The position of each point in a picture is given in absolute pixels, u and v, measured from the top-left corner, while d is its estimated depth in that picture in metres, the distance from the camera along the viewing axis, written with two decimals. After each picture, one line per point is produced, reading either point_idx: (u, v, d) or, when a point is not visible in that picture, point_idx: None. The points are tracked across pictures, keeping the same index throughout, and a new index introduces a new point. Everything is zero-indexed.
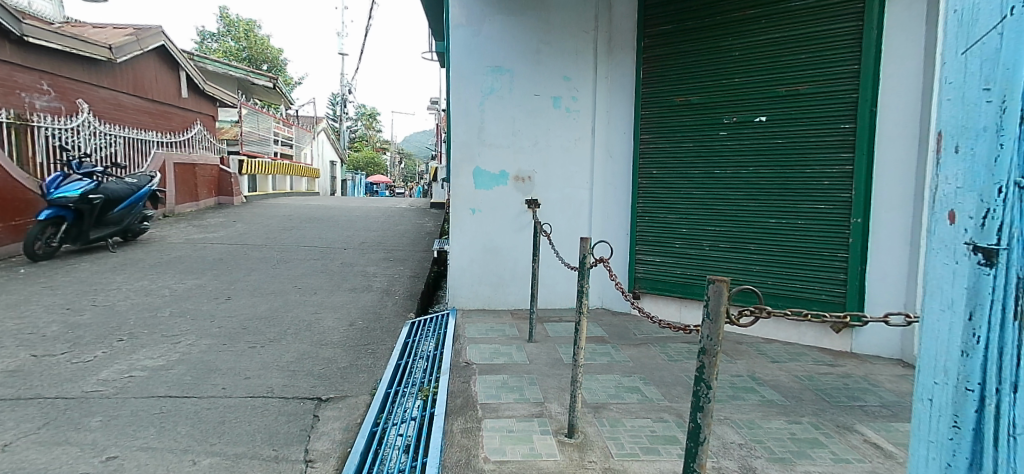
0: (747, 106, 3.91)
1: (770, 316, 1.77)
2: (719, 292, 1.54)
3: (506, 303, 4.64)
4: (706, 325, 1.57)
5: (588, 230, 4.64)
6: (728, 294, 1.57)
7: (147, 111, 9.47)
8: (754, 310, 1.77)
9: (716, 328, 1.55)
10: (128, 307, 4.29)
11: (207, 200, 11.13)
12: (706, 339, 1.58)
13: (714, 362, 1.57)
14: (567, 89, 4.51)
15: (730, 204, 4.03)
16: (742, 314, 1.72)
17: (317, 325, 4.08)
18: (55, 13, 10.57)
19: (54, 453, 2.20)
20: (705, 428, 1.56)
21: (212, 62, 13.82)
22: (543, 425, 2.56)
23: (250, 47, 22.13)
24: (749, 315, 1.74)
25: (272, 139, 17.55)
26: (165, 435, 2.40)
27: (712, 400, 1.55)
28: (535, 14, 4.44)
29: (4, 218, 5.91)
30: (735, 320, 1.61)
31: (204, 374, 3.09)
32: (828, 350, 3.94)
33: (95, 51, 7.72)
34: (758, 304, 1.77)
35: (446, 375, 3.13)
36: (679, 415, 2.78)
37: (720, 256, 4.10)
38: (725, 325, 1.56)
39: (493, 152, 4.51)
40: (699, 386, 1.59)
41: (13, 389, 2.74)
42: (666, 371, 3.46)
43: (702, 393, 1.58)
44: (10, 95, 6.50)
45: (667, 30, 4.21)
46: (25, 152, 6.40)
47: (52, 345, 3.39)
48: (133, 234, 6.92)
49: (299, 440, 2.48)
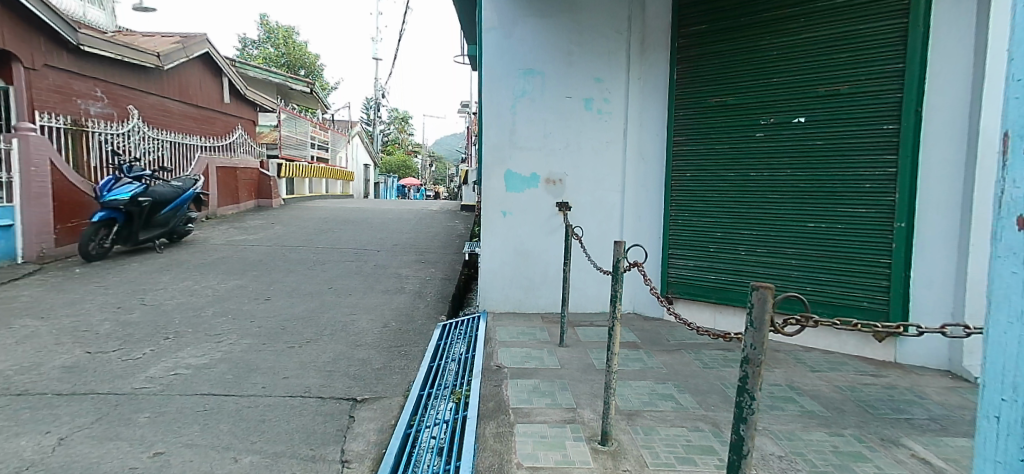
0: (785, 107, 3.79)
1: (818, 326, 1.68)
2: (763, 299, 1.49)
3: (537, 306, 4.62)
4: (750, 333, 1.52)
5: (620, 234, 4.60)
6: (774, 302, 1.51)
7: (191, 116, 9.80)
8: (800, 319, 1.70)
9: (761, 337, 1.49)
10: (174, 306, 4.43)
11: (248, 203, 11.41)
12: (750, 349, 1.52)
13: (759, 372, 1.51)
14: (598, 91, 4.48)
15: (766, 208, 3.93)
16: (786, 323, 1.66)
17: (352, 326, 4.14)
18: (108, 21, 11.04)
19: (106, 448, 2.27)
20: (749, 441, 1.51)
21: (252, 69, 14.20)
22: (577, 432, 2.53)
23: (289, 53, 22.72)
24: (795, 325, 1.67)
25: (309, 142, 17.95)
26: (207, 432, 2.46)
27: (756, 411, 1.50)
28: (567, 15, 4.42)
29: (61, 219, 6.17)
30: (779, 329, 1.55)
31: (245, 373, 3.16)
32: (870, 360, 3.79)
33: (144, 59, 8.04)
34: (804, 313, 1.69)
35: (478, 379, 3.12)
36: (715, 424, 2.71)
37: (757, 260, 3.99)
38: (771, 334, 1.51)
39: (524, 155, 4.50)
40: (742, 396, 1.55)
41: (69, 385, 2.85)
42: (700, 379, 3.38)
43: (746, 404, 1.53)
44: (66, 103, 6.86)
45: (701, 30, 4.14)
46: (80, 157, 6.69)
47: (105, 342, 3.52)
48: (179, 235, 7.13)
49: (336, 440, 2.51)
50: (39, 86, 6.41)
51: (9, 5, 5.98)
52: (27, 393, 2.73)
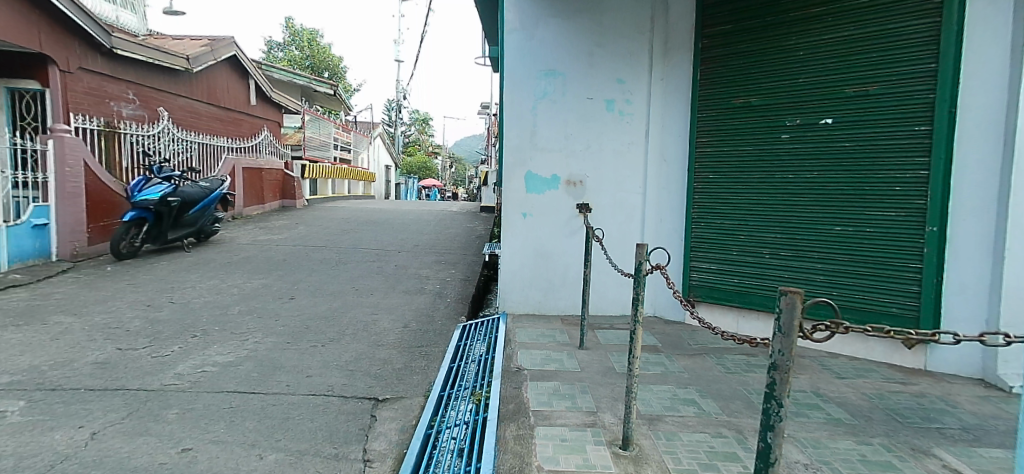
0: (812, 107, 3.72)
1: (846, 332, 1.62)
2: (792, 304, 1.45)
3: (557, 308, 4.59)
4: (778, 339, 1.48)
5: (641, 236, 4.56)
6: (803, 307, 1.47)
7: (219, 118, 10.01)
8: (828, 325, 1.64)
9: (789, 343, 1.45)
10: (201, 304, 4.52)
11: (272, 203, 11.59)
12: (778, 355, 1.49)
13: (787, 378, 1.47)
14: (620, 92, 4.44)
15: (791, 210, 3.85)
16: (815, 329, 1.62)
17: (374, 326, 4.17)
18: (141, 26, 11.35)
19: (136, 443, 2.31)
20: (776, 448, 1.47)
21: (277, 71, 14.45)
22: (597, 436, 2.51)
23: (313, 56, 23.05)
24: (825, 331, 1.61)
25: (332, 144, 18.16)
26: (233, 429, 2.49)
27: (783, 418, 1.47)
28: (589, 16, 4.39)
29: (93, 219, 6.34)
30: (808, 335, 1.50)
31: (269, 371, 3.20)
32: (898, 367, 3.69)
33: (174, 61, 8.24)
34: (835, 319, 1.63)
35: (498, 380, 3.11)
36: (739, 431, 2.66)
37: (782, 263, 3.91)
38: (799, 340, 1.47)
39: (546, 157, 4.49)
40: (770, 403, 1.51)
41: (101, 381, 2.92)
42: (723, 384, 3.32)
43: (773, 411, 1.49)
44: (100, 105, 7.06)
45: (725, 31, 4.08)
46: (112, 158, 6.88)
47: (135, 339, 3.60)
48: (207, 234, 7.27)
49: (358, 439, 2.53)
50: (74, 89, 6.61)
51: (48, 10, 6.19)
52: (61, 388, 2.80)
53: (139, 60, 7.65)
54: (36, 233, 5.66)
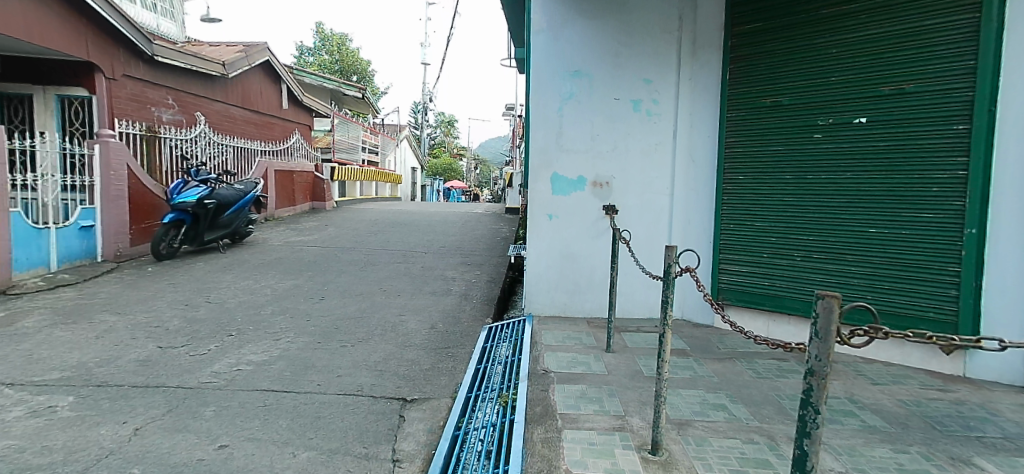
0: (846, 106, 3.61)
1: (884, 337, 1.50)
2: (830, 308, 1.40)
3: (583, 311, 4.56)
4: (814, 344, 1.44)
5: (668, 238, 4.50)
6: (841, 311, 1.43)
7: (252, 122, 10.26)
8: (867, 329, 1.52)
9: (826, 348, 1.41)
10: (236, 304, 4.62)
11: (303, 205, 11.81)
12: (814, 360, 1.44)
13: (824, 384, 1.43)
14: (647, 92, 4.40)
15: (824, 212, 3.75)
16: (852, 334, 1.52)
17: (402, 326, 4.21)
18: (179, 33, 11.73)
19: (176, 439, 2.37)
20: (813, 456, 1.43)
21: (308, 75, 14.75)
22: (626, 440, 2.48)
23: (343, 60, 23.45)
24: (861, 336, 1.51)
25: (361, 146, 18.42)
26: (267, 427, 2.54)
27: (821, 426, 1.42)
28: (615, 16, 4.36)
29: (135, 221, 6.54)
30: (848, 340, 1.44)
31: (302, 370, 3.26)
32: (936, 374, 3.56)
33: (210, 67, 8.46)
34: (874, 324, 1.51)
35: (525, 382, 3.10)
36: (771, 437, 2.60)
37: (814, 266, 3.81)
38: (837, 345, 1.42)
39: (572, 158, 4.47)
40: (806, 410, 1.47)
41: (142, 378, 3.02)
42: (754, 389, 3.26)
43: (810, 418, 1.45)
44: (142, 110, 7.31)
45: (755, 29, 4.01)
46: (153, 162, 7.11)
47: (174, 338, 3.71)
48: (241, 236, 7.44)
49: (387, 439, 2.55)
50: (119, 95, 6.88)
51: (93, 20, 6.44)
52: (106, 385, 2.90)
53: (178, 67, 7.90)
54: (82, 235, 5.86)
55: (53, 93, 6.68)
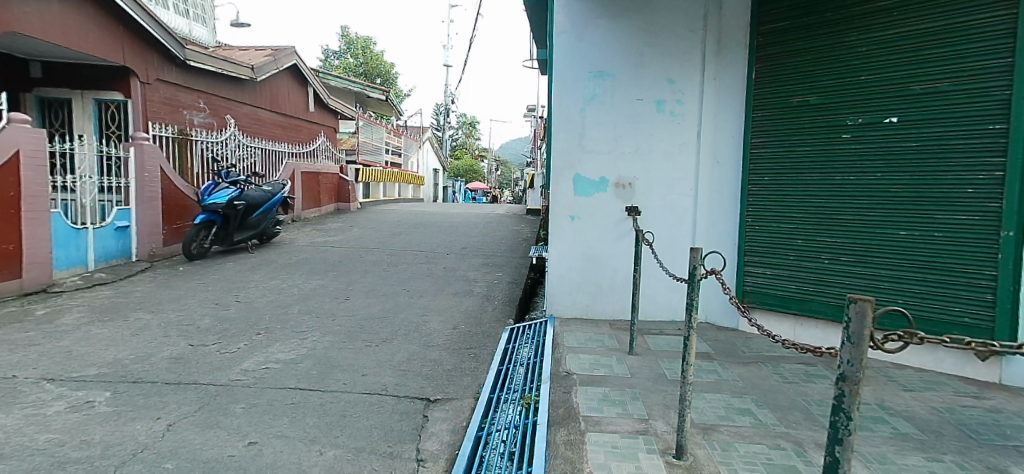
0: (876, 106, 3.51)
1: (921, 342, 1.40)
2: (863, 313, 1.36)
3: (605, 313, 4.53)
4: (847, 348, 1.40)
5: (692, 240, 4.44)
6: (875, 316, 1.38)
7: (280, 125, 10.46)
8: (902, 335, 1.43)
9: (859, 353, 1.37)
10: (264, 303, 4.71)
11: (328, 206, 11.98)
12: (846, 365, 1.41)
13: (857, 391, 1.39)
14: (671, 93, 4.35)
15: (853, 214, 3.65)
16: (886, 339, 1.45)
17: (424, 327, 4.24)
18: (211, 38, 12.04)
19: (208, 435, 2.43)
20: (845, 463, 1.40)
21: (334, 78, 14.98)
22: (650, 444, 2.45)
23: (367, 63, 23.77)
24: (895, 341, 1.42)
25: (384, 148, 18.62)
26: (295, 425, 2.58)
27: (853, 433, 1.38)
28: (639, 15, 4.32)
29: (168, 222, 6.72)
30: (882, 345, 1.39)
31: (327, 369, 3.30)
32: (970, 381, 3.44)
33: (240, 71, 8.64)
34: (908, 329, 1.41)
35: (547, 384, 3.09)
36: (798, 443, 2.54)
37: (842, 270, 3.72)
38: (871, 350, 1.38)
39: (594, 159, 4.45)
40: (837, 416, 1.43)
41: (175, 375, 3.09)
42: (780, 394, 3.19)
43: (841, 425, 1.41)
44: (174, 113, 7.51)
45: (782, 27, 3.95)
46: (185, 164, 7.28)
47: (205, 336, 3.79)
48: (268, 236, 7.58)
49: (411, 438, 2.57)
50: (152, 99, 7.09)
51: (129, 26, 6.67)
52: (141, 381, 2.98)
53: (210, 71, 8.09)
54: (118, 235, 6.04)
55: (90, 97, 6.90)
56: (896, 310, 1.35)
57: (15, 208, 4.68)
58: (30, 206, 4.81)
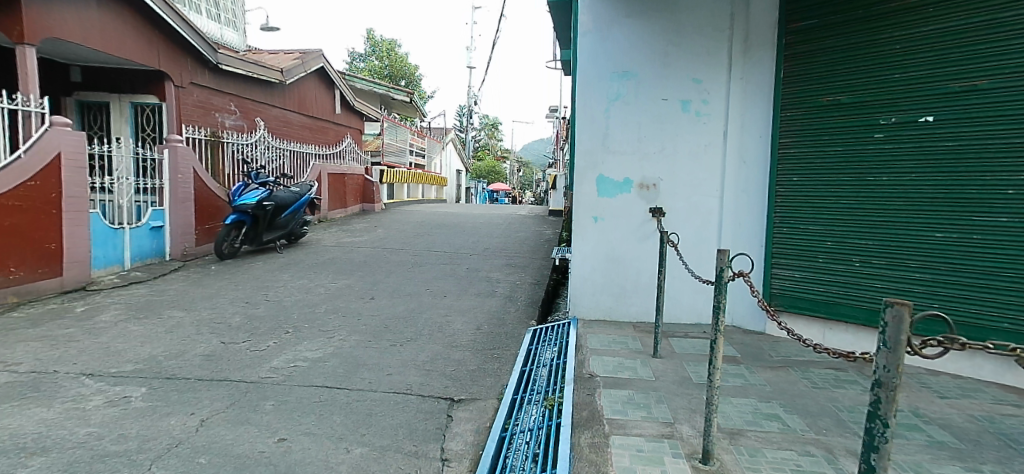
0: (911, 104, 3.41)
1: (964, 348, 1.33)
2: (900, 318, 1.32)
3: (628, 315, 4.49)
4: (883, 354, 1.36)
5: (718, 241, 4.38)
6: (914, 322, 1.33)
7: (308, 127, 10.64)
8: (943, 340, 1.36)
9: (897, 360, 1.33)
10: (292, 302, 4.79)
11: (354, 207, 12.14)
12: (882, 371, 1.36)
13: (894, 397, 1.34)
14: (697, 92, 4.30)
15: (886, 215, 3.55)
16: (925, 345, 1.39)
17: (448, 327, 4.26)
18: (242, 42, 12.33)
19: (239, 431, 2.47)
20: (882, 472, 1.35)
21: (360, 81, 15.19)
22: (675, 448, 2.42)
23: (392, 65, 24.02)
24: (933, 346, 1.35)
25: (407, 149, 18.79)
26: (323, 423, 2.62)
27: (891, 440, 1.34)
28: (665, 15, 4.28)
29: (200, 222, 6.89)
30: (922, 350, 1.34)
31: (354, 368, 3.34)
32: (1010, 388, 3.31)
33: (270, 74, 8.80)
34: (949, 334, 1.35)
35: (571, 386, 3.07)
36: (829, 450, 2.48)
37: (875, 272, 3.61)
38: (910, 356, 1.33)
39: (618, 159, 4.42)
40: (873, 423, 1.39)
41: (208, 371, 3.17)
42: (809, 399, 3.12)
43: (878, 432, 1.37)
44: (207, 116, 7.71)
45: (812, 26, 3.86)
46: (217, 166, 7.45)
47: (236, 334, 3.88)
48: (296, 237, 7.71)
49: (436, 438, 2.58)
50: (185, 102, 7.29)
51: (165, 31, 6.89)
52: (175, 377, 3.06)
53: (241, 75, 8.27)
54: (153, 235, 6.21)
55: (127, 101, 7.13)
56: (936, 315, 1.30)
57: (57, 207, 4.84)
58: (71, 206, 4.98)
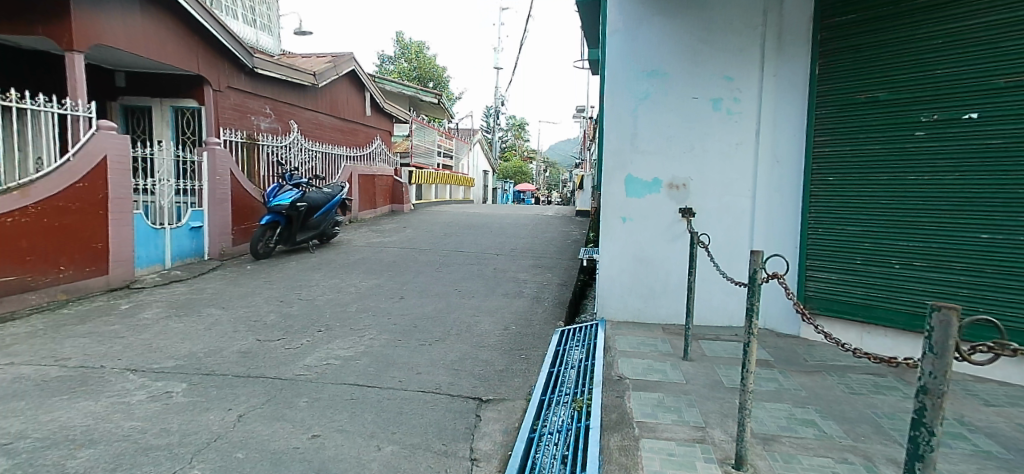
0: (954, 101, 3.27)
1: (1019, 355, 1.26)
2: (948, 322, 1.26)
3: (657, 317, 4.43)
4: (929, 360, 1.30)
5: (750, 242, 4.29)
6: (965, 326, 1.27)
7: (339, 129, 10.86)
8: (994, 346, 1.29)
9: (945, 365, 1.27)
10: (325, 301, 4.88)
11: (383, 208, 12.30)
12: (928, 377, 1.31)
13: (942, 405, 1.28)
14: (728, 90, 4.22)
15: (927, 216, 3.42)
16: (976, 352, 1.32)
17: (476, 327, 4.28)
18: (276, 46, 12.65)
19: (274, 427, 2.53)
20: None
21: (389, 83, 15.39)
22: (708, 453, 2.37)
23: (420, 67, 24.25)
24: (984, 353, 1.29)
25: (435, 151, 18.95)
26: (354, 420, 2.66)
27: (937, 450, 1.28)
28: (695, 12, 4.22)
29: (237, 222, 7.08)
30: (973, 356, 1.28)
31: (384, 367, 3.38)
32: None
33: (303, 78, 8.97)
34: (1001, 339, 1.28)
35: (599, 388, 3.04)
36: (868, 457, 2.40)
37: (916, 276, 3.47)
38: (959, 361, 1.27)
39: (647, 159, 4.37)
40: (918, 432, 1.33)
41: (244, 368, 3.25)
42: (846, 405, 3.02)
43: (923, 441, 1.31)
44: (242, 119, 7.96)
45: (848, 21, 3.74)
46: (252, 168, 7.64)
47: (271, 331, 3.97)
48: (328, 237, 7.85)
49: (465, 437, 2.59)
50: (223, 105, 7.53)
51: (203, 37, 7.10)
52: (214, 373, 3.15)
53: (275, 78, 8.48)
54: (193, 235, 6.41)
55: (168, 105, 7.41)
56: (986, 320, 1.24)
57: (103, 208, 5.04)
58: (116, 207, 5.18)
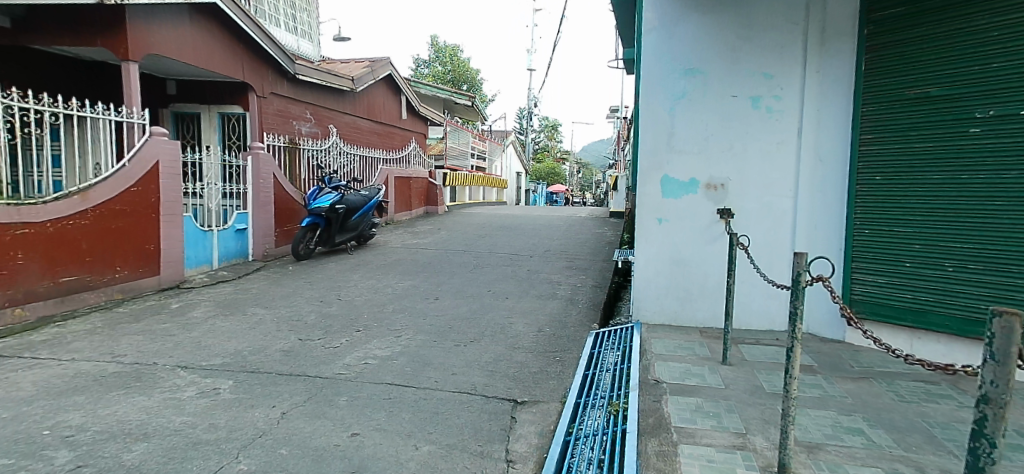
0: (1013, 95, 3.08)
1: None
2: (1010, 327, 1.19)
3: (695, 320, 4.34)
4: (989, 367, 1.23)
5: (792, 244, 4.16)
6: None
7: (376, 132, 11.08)
8: None
9: (1006, 373, 1.19)
10: (363, 302, 4.98)
11: (418, 209, 12.46)
12: (989, 385, 1.23)
13: (1004, 415, 1.20)
14: (768, 88, 4.10)
15: (983, 216, 3.24)
16: None
17: (510, 328, 4.29)
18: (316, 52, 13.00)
19: (315, 425, 2.58)
20: None
21: (424, 86, 15.59)
22: (749, 460, 2.30)
23: (454, 70, 24.48)
24: None
25: (469, 153, 19.08)
26: (392, 419, 2.70)
27: (999, 463, 1.21)
28: (734, 9, 4.12)
29: (279, 224, 7.31)
30: None
31: (421, 367, 3.43)
32: None
33: (342, 83, 9.18)
34: None
35: (635, 392, 2.99)
36: (921, 469, 2.28)
37: (971, 279, 3.29)
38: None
39: (684, 159, 4.29)
40: (978, 443, 1.26)
41: (287, 366, 3.34)
42: (896, 414, 2.89)
43: (984, 453, 1.24)
44: (285, 124, 8.24)
45: (897, 14, 3.59)
46: (294, 172, 7.89)
47: (312, 331, 4.07)
48: (366, 238, 7.99)
49: (501, 438, 2.60)
50: (267, 111, 7.82)
51: (247, 44, 7.35)
52: (258, 371, 3.25)
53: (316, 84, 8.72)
54: (238, 236, 6.63)
55: (216, 111, 7.68)
56: None
57: (154, 211, 5.26)
58: (167, 210, 5.41)
